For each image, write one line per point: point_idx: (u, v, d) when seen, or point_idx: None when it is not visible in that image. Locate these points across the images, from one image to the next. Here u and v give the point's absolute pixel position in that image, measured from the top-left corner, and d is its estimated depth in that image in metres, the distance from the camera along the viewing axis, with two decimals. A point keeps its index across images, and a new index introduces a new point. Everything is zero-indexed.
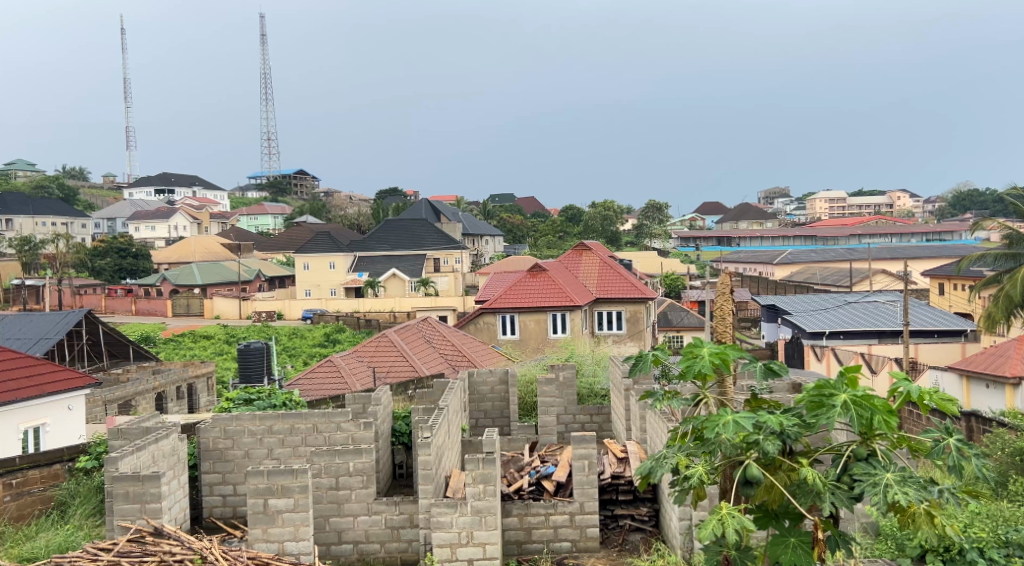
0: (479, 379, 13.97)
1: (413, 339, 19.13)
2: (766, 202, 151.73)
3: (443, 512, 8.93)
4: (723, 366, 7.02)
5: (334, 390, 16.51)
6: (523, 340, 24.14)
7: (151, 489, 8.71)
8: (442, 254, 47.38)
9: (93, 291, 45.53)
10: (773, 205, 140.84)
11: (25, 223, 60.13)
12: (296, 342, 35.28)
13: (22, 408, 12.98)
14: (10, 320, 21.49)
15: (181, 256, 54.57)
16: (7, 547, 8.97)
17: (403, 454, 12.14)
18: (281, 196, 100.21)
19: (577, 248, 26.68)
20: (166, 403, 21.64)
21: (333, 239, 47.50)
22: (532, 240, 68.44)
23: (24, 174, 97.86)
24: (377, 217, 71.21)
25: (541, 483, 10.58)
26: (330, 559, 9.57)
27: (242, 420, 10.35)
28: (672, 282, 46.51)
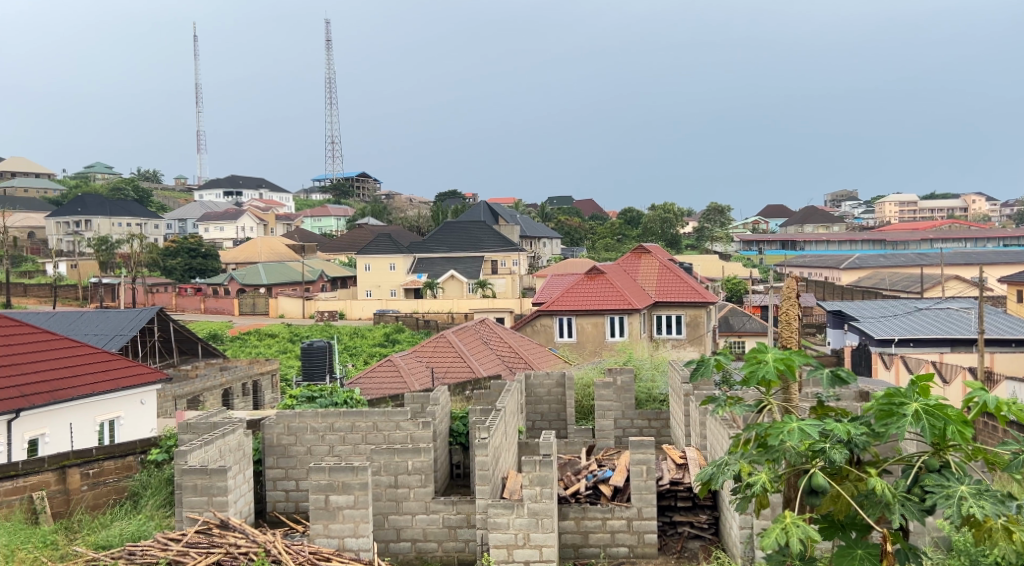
0: (535, 381, 14.01)
1: (471, 339, 19.26)
2: (833, 206, 149.10)
3: (500, 513, 8.98)
4: (788, 373, 6.95)
5: (393, 390, 16.73)
6: (581, 343, 24.10)
7: (218, 483, 8.83)
8: (500, 256, 47.63)
9: (164, 290, 46.76)
10: (842, 207, 138.21)
11: (102, 223, 61.95)
12: (357, 341, 35.75)
13: (99, 402, 13.41)
14: (88, 316, 22.18)
15: (248, 257, 55.75)
16: (84, 535, 9.24)
17: (460, 454, 12.24)
18: (344, 198, 101.71)
19: (636, 250, 26.55)
20: (232, 399, 22.14)
21: (393, 240, 48.06)
22: (591, 243, 68.32)
23: (102, 176, 101.10)
24: (436, 220, 71.83)
25: (598, 486, 10.57)
26: (388, 557, 9.69)
27: (304, 417, 10.58)
28: (734, 286, 45.97)
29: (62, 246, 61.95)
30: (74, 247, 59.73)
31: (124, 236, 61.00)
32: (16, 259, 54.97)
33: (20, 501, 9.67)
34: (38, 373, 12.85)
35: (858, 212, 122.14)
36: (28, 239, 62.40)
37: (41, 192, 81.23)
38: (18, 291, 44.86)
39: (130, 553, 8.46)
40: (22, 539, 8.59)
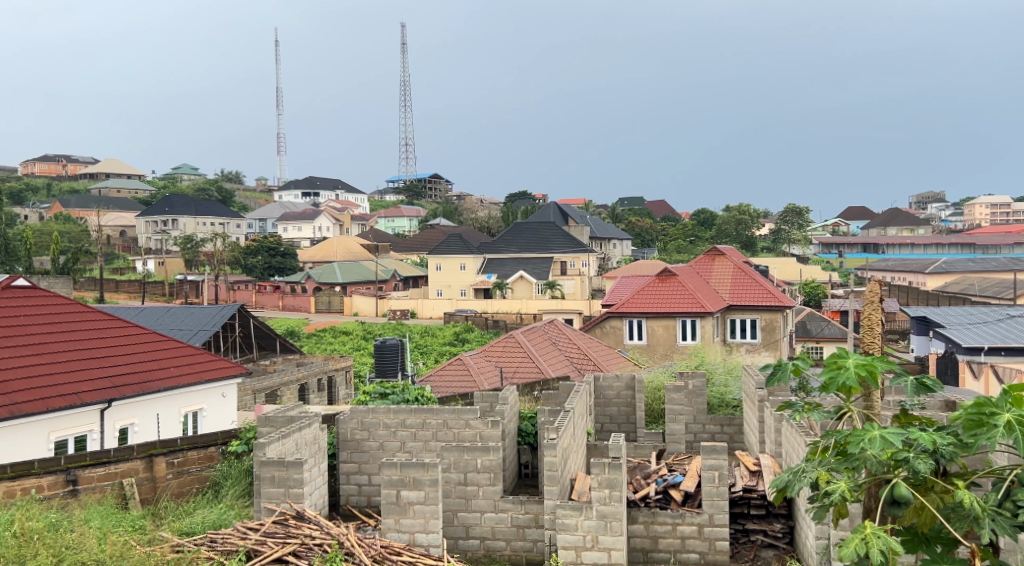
0: (604, 384, 13.98)
1: (540, 340, 19.28)
2: (919, 209, 145.06)
3: (568, 515, 8.98)
4: (871, 380, 6.79)
5: (463, 388, 16.90)
6: (651, 346, 23.91)
7: (294, 475, 9.04)
8: (570, 257, 47.60)
9: (245, 287, 48.05)
10: (929, 208, 133.98)
11: (188, 223, 63.97)
12: (428, 339, 36.16)
13: (183, 394, 13.83)
14: (174, 312, 22.92)
15: (324, 256, 56.87)
16: (169, 522, 9.52)
17: (528, 454, 12.27)
18: (417, 199, 102.83)
19: (710, 252, 26.22)
20: (309, 394, 22.64)
21: (464, 240, 48.51)
22: (663, 244, 67.77)
23: (188, 177, 104.41)
24: (507, 220, 72.09)
25: (669, 492, 10.47)
26: (458, 553, 9.78)
27: (377, 413, 10.74)
28: (812, 290, 45.16)
29: (151, 244, 64.09)
30: (162, 245, 61.74)
31: (207, 235, 62.83)
32: (107, 255, 57.05)
33: (112, 487, 10.04)
34: (128, 365, 13.34)
35: (948, 214, 118.29)
36: (119, 237, 64.73)
37: (133, 192, 84.10)
38: (110, 286, 46.53)
39: (211, 540, 8.63)
40: (112, 521, 8.90)
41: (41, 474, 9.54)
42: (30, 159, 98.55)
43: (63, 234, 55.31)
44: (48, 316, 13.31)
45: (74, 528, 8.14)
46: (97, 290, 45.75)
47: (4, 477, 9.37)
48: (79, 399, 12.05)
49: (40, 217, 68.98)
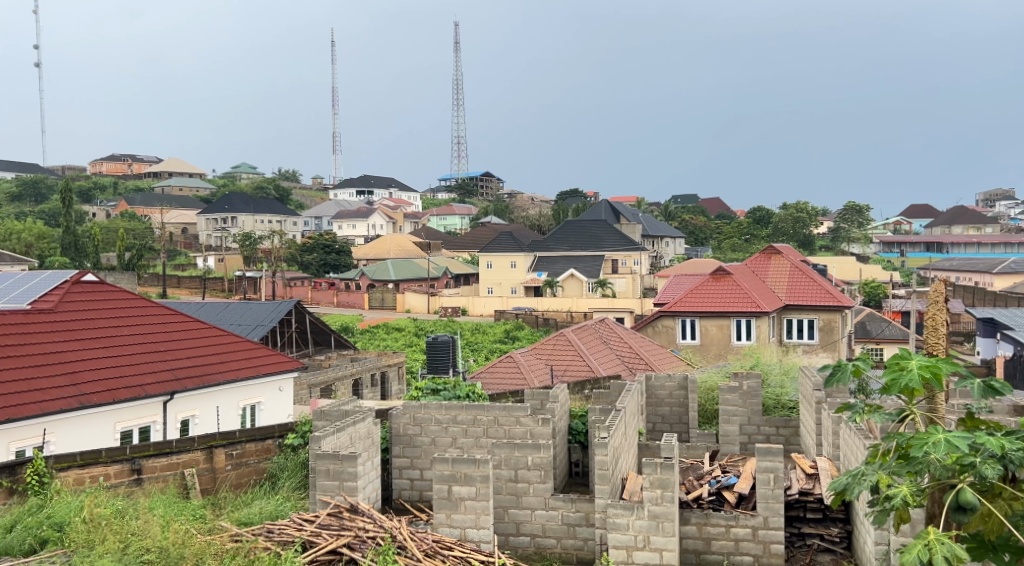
0: (657, 383, 13.88)
1: (590, 338, 19.20)
2: (987, 205, 141.35)
3: (620, 514, 8.91)
4: (935, 381, 6.61)
5: (514, 386, 16.97)
6: (704, 345, 23.66)
7: (348, 469, 9.13)
8: (621, 255, 47.33)
9: (301, 283, 48.78)
10: (996, 206, 130.34)
11: (246, 220, 65.36)
12: (479, 337, 36.31)
13: (242, 387, 14.06)
14: (233, 307, 23.41)
15: (378, 254, 57.43)
16: (228, 511, 9.69)
17: (579, 452, 12.22)
18: (469, 197, 103.29)
19: (766, 251, 25.86)
20: (362, 389, 22.90)
21: (515, 238, 48.62)
22: (717, 243, 67.08)
23: (247, 176, 106.29)
24: (558, 219, 71.97)
25: (722, 493, 10.35)
26: (509, 549, 9.78)
27: (429, 409, 10.79)
28: (872, 290, 44.34)
29: (211, 241, 64.96)
30: (222, 242, 62.95)
31: (265, 232, 63.96)
32: (170, 252, 58.35)
33: (174, 476, 10.27)
34: (190, 358, 13.64)
35: (1017, 212, 115.05)
36: (181, 234, 66.17)
37: (194, 190, 85.85)
38: (172, 282, 47.59)
39: (268, 531, 8.73)
40: (173, 510, 9.08)
41: (108, 463, 9.82)
42: (98, 159, 101.09)
43: (128, 231, 56.71)
44: (116, 310, 13.71)
45: (138, 515, 8.32)
46: (159, 285, 46.81)
47: (74, 465, 9.68)
48: (143, 391, 12.36)
49: (106, 215, 70.83)
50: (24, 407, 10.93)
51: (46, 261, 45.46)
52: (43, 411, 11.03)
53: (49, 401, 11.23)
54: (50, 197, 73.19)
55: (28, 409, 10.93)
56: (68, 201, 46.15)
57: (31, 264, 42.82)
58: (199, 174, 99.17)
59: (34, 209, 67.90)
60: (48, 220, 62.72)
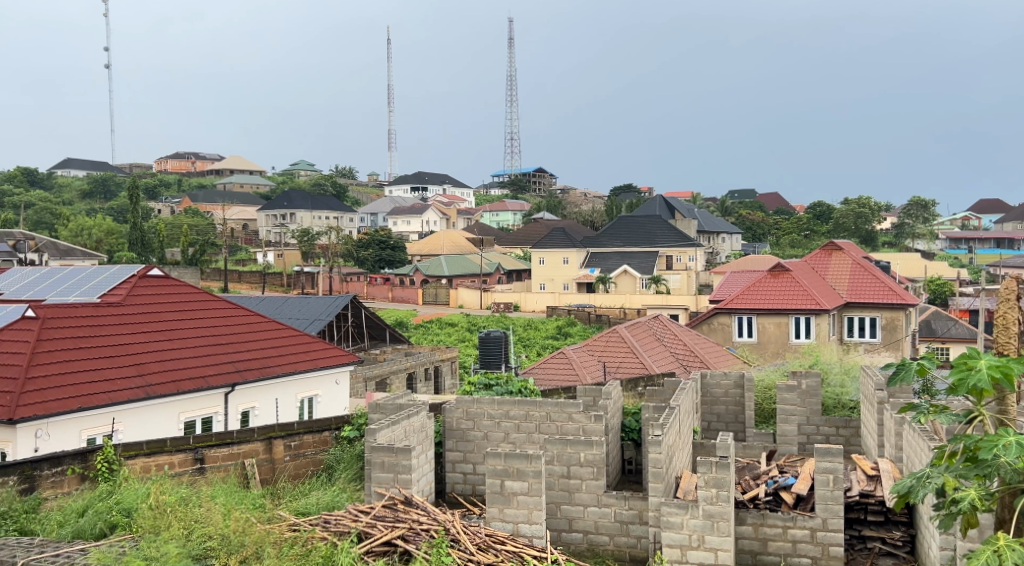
0: (712, 381, 13.69)
1: (644, 335, 19.02)
2: None
3: (673, 512, 8.78)
4: (1005, 382, 6.40)
5: (566, 382, 17.00)
6: (762, 344, 23.35)
7: (403, 461, 9.17)
8: (676, 251, 46.88)
9: (357, 278, 49.34)
10: None
11: (305, 217, 66.55)
12: (532, 333, 36.33)
13: (300, 380, 14.22)
14: (292, 301, 23.84)
15: (431, 249, 57.83)
16: (286, 501, 9.82)
17: (632, 450, 12.13)
18: (522, 193, 103.42)
19: (826, 247, 25.40)
20: (416, 383, 23.10)
21: (569, 234, 48.58)
22: (775, 239, 66.13)
23: (305, 173, 107.88)
24: (611, 214, 71.63)
25: (780, 494, 10.17)
26: (561, 546, 9.74)
27: (482, 404, 10.79)
28: (937, 288, 43.32)
29: (270, 237, 66.07)
30: (280, 238, 64.03)
31: (322, 228, 64.88)
32: (232, 247, 59.42)
33: (234, 466, 10.45)
34: (251, 351, 13.85)
35: None
36: (241, 230, 67.41)
37: (254, 186, 87.27)
38: (233, 277, 48.49)
39: (325, 521, 8.78)
40: (234, 499, 9.22)
41: (172, 452, 10.06)
42: (163, 156, 103.41)
43: (191, 227, 57.89)
44: (181, 304, 14.04)
45: (202, 503, 8.47)
46: (221, 280, 47.76)
47: (141, 454, 9.93)
48: (206, 382, 12.60)
49: (170, 211, 72.45)
50: (93, 397, 11.24)
51: (113, 256, 46.64)
52: (111, 401, 11.32)
53: (116, 392, 11.51)
54: (117, 194, 75.05)
55: (96, 398, 11.24)
56: (135, 197, 47.26)
57: (100, 259, 44.00)
58: (258, 172, 100.85)
59: (102, 205, 69.71)
60: (114, 216, 64.33)
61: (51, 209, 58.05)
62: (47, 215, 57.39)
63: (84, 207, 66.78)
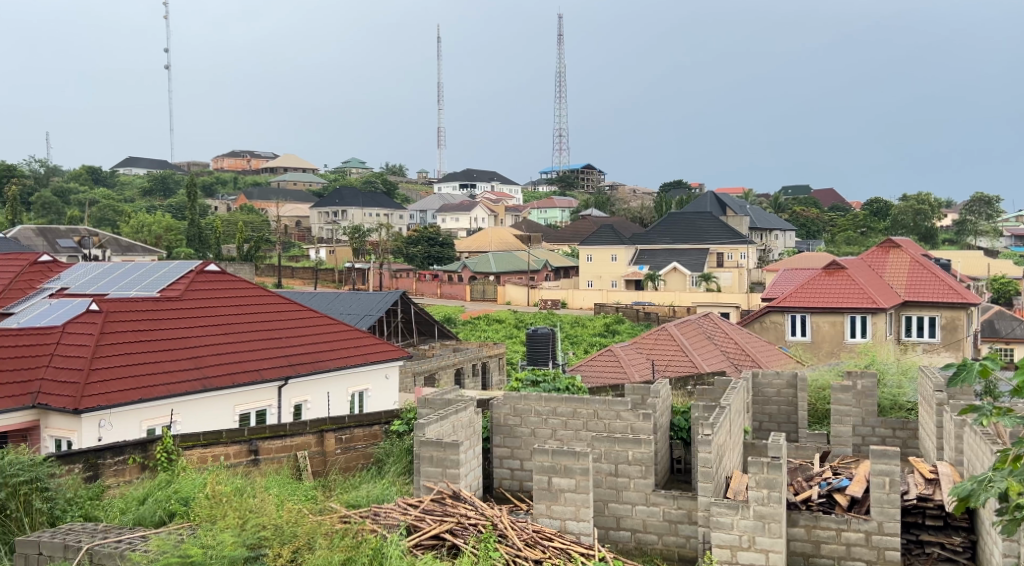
0: (764, 381, 13.48)
1: (694, 333, 18.80)
2: None
3: (724, 512, 8.61)
4: None
5: (613, 380, 16.93)
6: (816, 343, 22.96)
7: (451, 456, 9.20)
8: (727, 248, 46.32)
9: (406, 275, 49.75)
10: None
11: (356, 214, 67.11)
12: (579, 330, 36.26)
13: (350, 374, 14.32)
14: (343, 297, 24.10)
15: (480, 245, 58.05)
16: (336, 493, 9.90)
17: (681, 449, 11.99)
18: (570, 190, 103.42)
19: (884, 245, 24.89)
20: (463, 378, 23.22)
21: (617, 231, 48.43)
22: (830, 236, 65.13)
23: (357, 171, 109.10)
24: (660, 211, 71.17)
25: (833, 496, 9.96)
26: (609, 543, 9.66)
27: (530, 400, 10.76)
28: (1002, 286, 42.17)
29: (322, 234, 67.20)
30: (332, 234, 64.85)
31: (373, 225, 65.47)
32: (285, 243, 60.25)
33: (287, 458, 10.59)
34: (303, 345, 13.99)
35: None
36: (294, 227, 68.44)
37: (307, 184, 88.47)
38: (287, 273, 49.17)
39: (374, 514, 8.80)
40: (287, 490, 9.31)
41: (228, 443, 10.25)
42: (219, 154, 105.16)
43: (246, 224, 58.79)
44: (238, 299, 14.25)
45: (256, 494, 8.56)
46: (275, 275, 48.52)
47: (198, 444, 10.12)
48: (260, 375, 12.75)
49: (226, 208, 73.80)
50: (152, 389, 11.46)
51: (173, 252, 47.58)
52: (169, 393, 11.53)
53: (174, 384, 11.73)
54: (177, 191, 76.44)
55: (155, 390, 11.45)
56: (192, 194, 48.14)
57: (160, 254, 44.91)
58: (311, 169, 102.08)
59: (162, 203, 71.19)
60: (173, 213, 65.60)
61: (114, 206, 59.49)
62: (110, 212, 58.75)
63: (144, 204, 68.24)
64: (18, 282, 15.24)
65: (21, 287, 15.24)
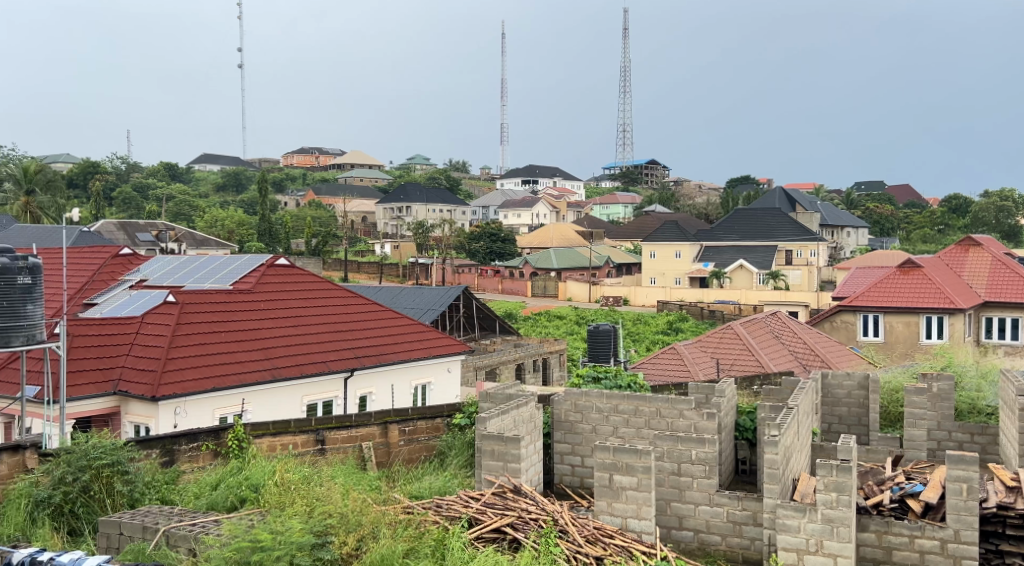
0: (833, 381, 13.13)
1: (761, 332, 18.43)
2: None
3: (790, 515, 8.32)
4: None
5: (677, 378, 16.73)
6: (890, 344, 22.32)
7: (512, 450, 9.12)
8: (796, 246, 45.54)
9: (469, 270, 49.93)
10: None
11: (420, 210, 67.69)
12: (641, 327, 35.96)
13: (414, 367, 14.35)
14: (407, 291, 24.28)
15: (541, 241, 58.00)
16: (399, 484, 9.92)
17: (746, 450, 11.71)
18: (633, 185, 102.81)
19: (963, 243, 24.08)
20: (524, 374, 23.19)
21: (681, 227, 47.89)
22: (905, 234, 63.38)
23: (422, 167, 110.02)
24: (727, 207, 70.22)
25: (906, 501, 9.58)
26: (671, 543, 9.46)
27: (591, 396, 10.62)
28: None
29: (387, 229, 67.96)
30: (397, 230, 65.51)
31: (436, 221, 65.97)
32: (352, 238, 61.04)
33: (353, 449, 10.65)
34: (369, 338, 14.08)
35: None
36: (360, 222, 69.32)
37: (373, 180, 89.50)
38: (352, 267, 49.74)
39: (438, 505, 8.77)
40: (352, 480, 9.34)
41: (296, 432, 10.35)
42: (289, 151, 107.02)
43: (314, 219, 59.75)
44: (307, 293, 14.40)
45: (322, 482, 8.60)
46: (341, 269, 49.18)
47: (268, 433, 10.24)
48: (327, 366, 12.87)
49: (295, 204, 75.17)
50: (225, 378, 11.67)
51: (244, 246, 48.58)
52: (242, 382, 11.71)
53: (245, 373, 11.91)
54: (249, 186, 78.07)
55: (228, 379, 11.65)
56: (264, 190, 49.08)
57: (233, 249, 45.94)
58: (377, 166, 103.27)
59: (235, 198, 72.84)
60: (245, 208, 67.03)
61: (188, 201, 60.97)
62: (185, 207, 60.31)
63: (218, 199, 69.92)
64: (102, 273, 15.50)
65: (105, 278, 15.50)
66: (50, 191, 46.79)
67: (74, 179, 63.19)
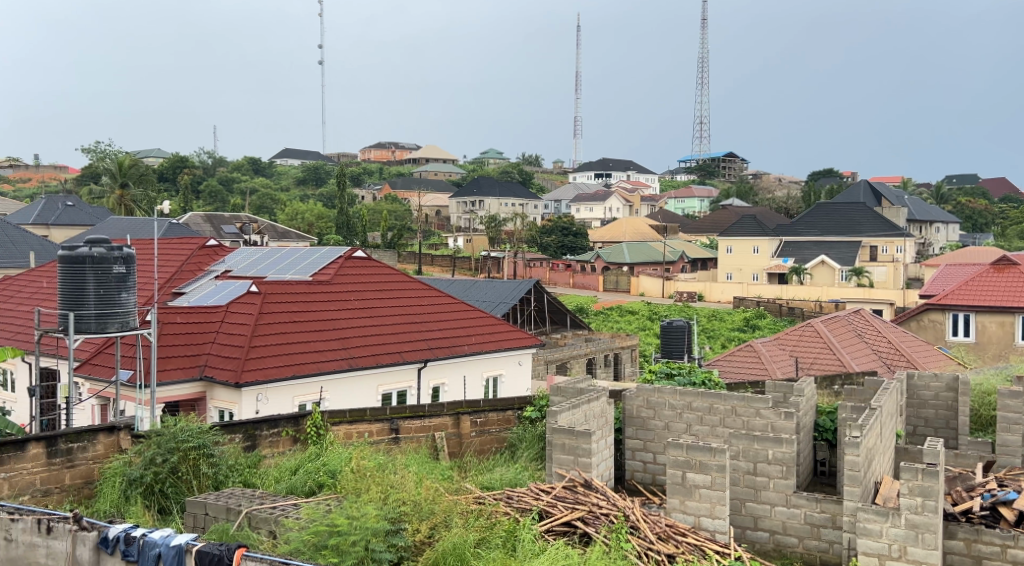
0: (920, 383, 12.59)
1: (842, 330, 17.89)
2: None
3: (871, 519, 7.95)
4: None
5: (754, 375, 16.35)
6: (981, 344, 21.42)
7: (583, 445, 8.97)
8: (882, 241, 44.11)
9: (540, 264, 49.83)
10: None
11: (493, 203, 68.24)
12: (716, 324, 35.35)
13: (486, 359, 14.32)
14: (479, 284, 24.35)
15: (614, 236, 57.51)
16: (469, 474, 9.88)
17: (825, 451, 11.32)
18: (710, 179, 101.32)
19: None
20: (595, 368, 23.00)
21: (759, 222, 46.89)
22: (998, 230, 60.91)
23: (495, 161, 110.42)
24: (808, 201, 68.67)
25: (998, 508, 9.06)
26: (745, 544, 9.17)
27: (664, 393, 10.39)
28: None
29: (460, 222, 68.36)
30: (470, 223, 65.90)
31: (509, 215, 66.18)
32: (427, 232, 61.61)
33: (426, 438, 10.66)
34: (442, 329, 14.10)
35: None
36: (435, 215, 69.86)
37: (447, 174, 90.04)
38: (426, 260, 50.13)
39: (508, 497, 8.67)
40: (424, 469, 9.33)
41: (371, 421, 10.43)
42: (366, 146, 108.53)
43: (390, 212, 60.45)
44: (382, 285, 14.48)
45: (395, 470, 8.58)
46: (415, 262, 49.64)
47: (344, 421, 10.30)
48: (401, 356, 12.91)
49: (371, 197, 76.24)
50: (304, 366, 11.79)
51: (322, 238, 49.35)
52: (320, 371, 11.83)
53: (324, 362, 12.02)
54: (327, 180, 79.43)
55: (307, 368, 11.77)
56: (342, 184, 49.81)
57: (312, 240, 46.78)
58: (451, 159, 103.88)
59: (314, 192, 74.31)
60: (324, 201, 68.25)
61: (270, 195, 62.31)
62: (267, 200, 61.71)
63: (298, 193, 71.40)
64: (189, 263, 15.86)
65: (192, 268, 15.84)
66: (141, 184, 48.35)
67: (164, 173, 65.29)
